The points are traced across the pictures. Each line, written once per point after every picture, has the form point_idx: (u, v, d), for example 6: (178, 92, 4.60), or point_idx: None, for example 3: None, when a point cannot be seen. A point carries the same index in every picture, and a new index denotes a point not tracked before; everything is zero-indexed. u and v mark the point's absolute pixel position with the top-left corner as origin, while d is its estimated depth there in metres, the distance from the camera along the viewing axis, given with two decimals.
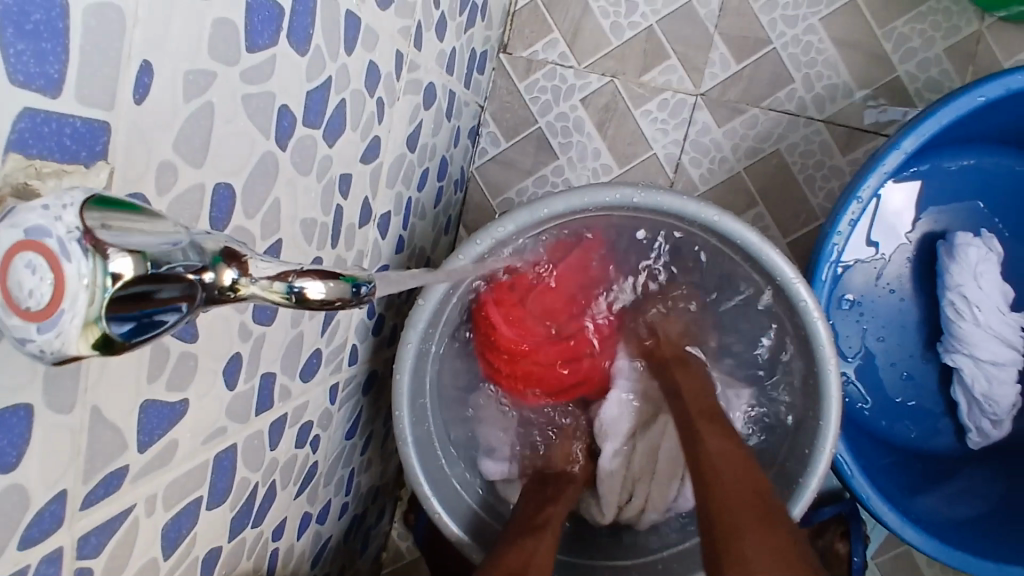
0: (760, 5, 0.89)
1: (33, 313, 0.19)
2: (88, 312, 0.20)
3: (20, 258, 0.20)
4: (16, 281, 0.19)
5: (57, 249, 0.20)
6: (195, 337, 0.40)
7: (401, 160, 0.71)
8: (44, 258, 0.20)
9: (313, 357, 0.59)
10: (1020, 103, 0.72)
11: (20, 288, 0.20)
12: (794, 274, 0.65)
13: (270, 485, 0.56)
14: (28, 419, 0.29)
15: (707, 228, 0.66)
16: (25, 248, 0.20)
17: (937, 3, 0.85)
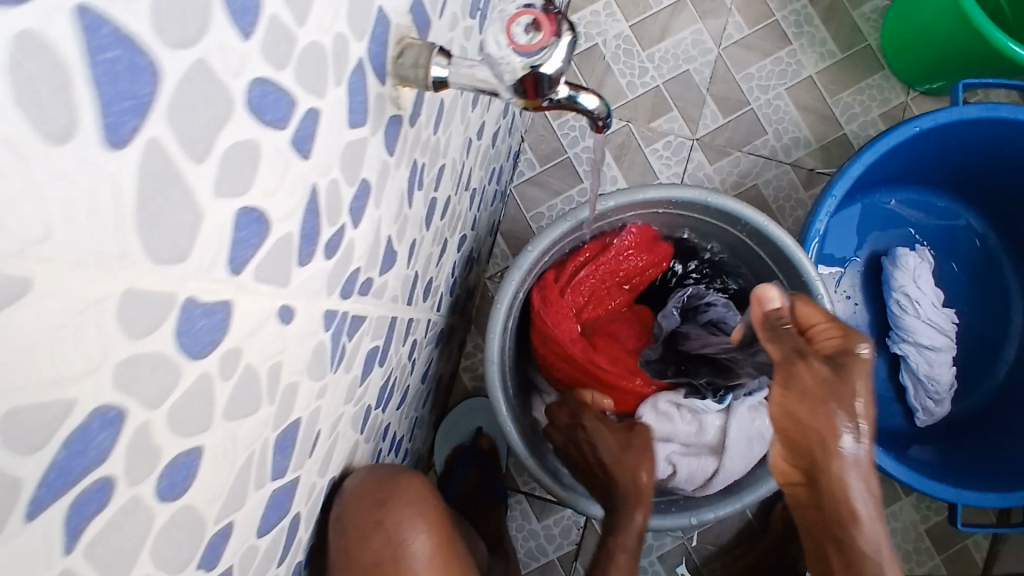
0: (741, 76, 1.17)
1: (515, 46, 0.40)
2: (523, 65, 0.40)
3: (520, 19, 0.40)
4: (516, 29, 0.40)
5: (540, 23, 0.40)
6: (409, 207, 0.57)
7: (487, 150, 0.89)
8: (528, 24, 0.40)
9: (428, 283, 0.76)
10: (943, 140, 0.99)
11: (515, 34, 0.40)
12: (816, 275, 0.84)
13: (393, 377, 0.70)
14: (364, 196, 0.45)
15: (753, 230, 0.86)
16: (524, 16, 0.40)
17: (871, 82, 1.16)
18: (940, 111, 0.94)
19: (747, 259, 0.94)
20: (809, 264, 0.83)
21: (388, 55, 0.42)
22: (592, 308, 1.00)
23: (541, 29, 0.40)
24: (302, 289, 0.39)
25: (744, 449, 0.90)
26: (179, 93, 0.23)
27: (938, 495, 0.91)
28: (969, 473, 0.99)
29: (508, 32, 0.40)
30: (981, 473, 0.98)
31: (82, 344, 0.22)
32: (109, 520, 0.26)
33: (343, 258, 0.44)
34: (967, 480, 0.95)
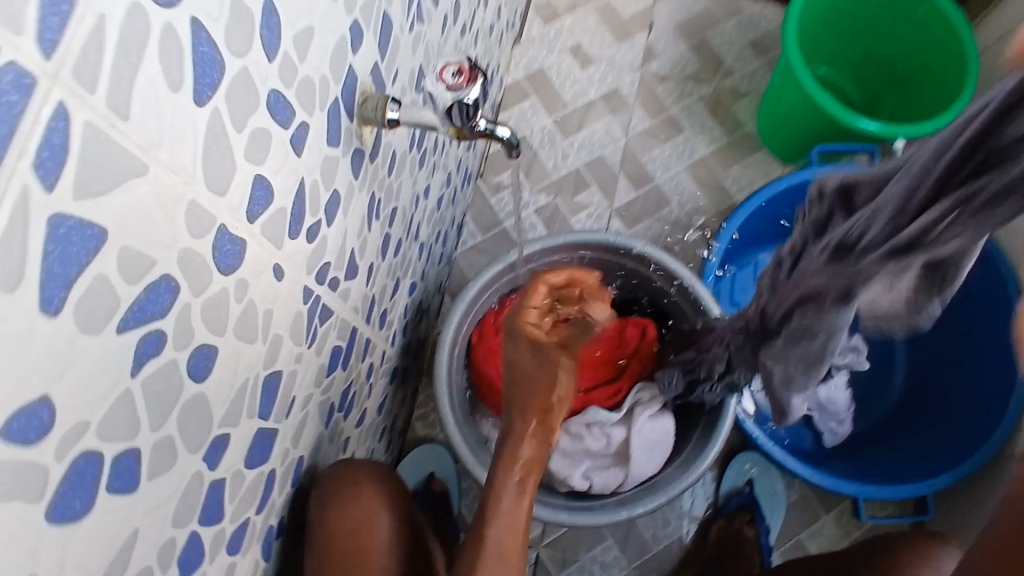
0: (647, 158, 1.40)
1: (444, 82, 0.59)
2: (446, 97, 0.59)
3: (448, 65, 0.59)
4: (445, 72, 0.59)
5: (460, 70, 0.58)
6: (369, 230, 0.72)
7: (432, 210, 1.06)
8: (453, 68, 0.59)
9: (384, 313, 0.88)
10: None
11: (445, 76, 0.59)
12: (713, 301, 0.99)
13: (353, 390, 0.81)
14: (334, 204, 0.59)
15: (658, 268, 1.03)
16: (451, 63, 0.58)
17: (752, 161, 1.40)
18: (801, 171, 1.16)
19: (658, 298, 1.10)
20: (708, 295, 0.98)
21: (356, 100, 0.58)
22: None
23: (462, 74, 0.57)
24: (290, 257, 0.52)
25: (647, 453, 1.01)
26: (231, 84, 0.39)
27: (837, 490, 1.07)
28: (874, 474, 1.14)
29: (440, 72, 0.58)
30: (879, 471, 1.14)
31: (166, 224, 0.35)
32: (160, 367, 0.37)
33: (319, 247, 0.57)
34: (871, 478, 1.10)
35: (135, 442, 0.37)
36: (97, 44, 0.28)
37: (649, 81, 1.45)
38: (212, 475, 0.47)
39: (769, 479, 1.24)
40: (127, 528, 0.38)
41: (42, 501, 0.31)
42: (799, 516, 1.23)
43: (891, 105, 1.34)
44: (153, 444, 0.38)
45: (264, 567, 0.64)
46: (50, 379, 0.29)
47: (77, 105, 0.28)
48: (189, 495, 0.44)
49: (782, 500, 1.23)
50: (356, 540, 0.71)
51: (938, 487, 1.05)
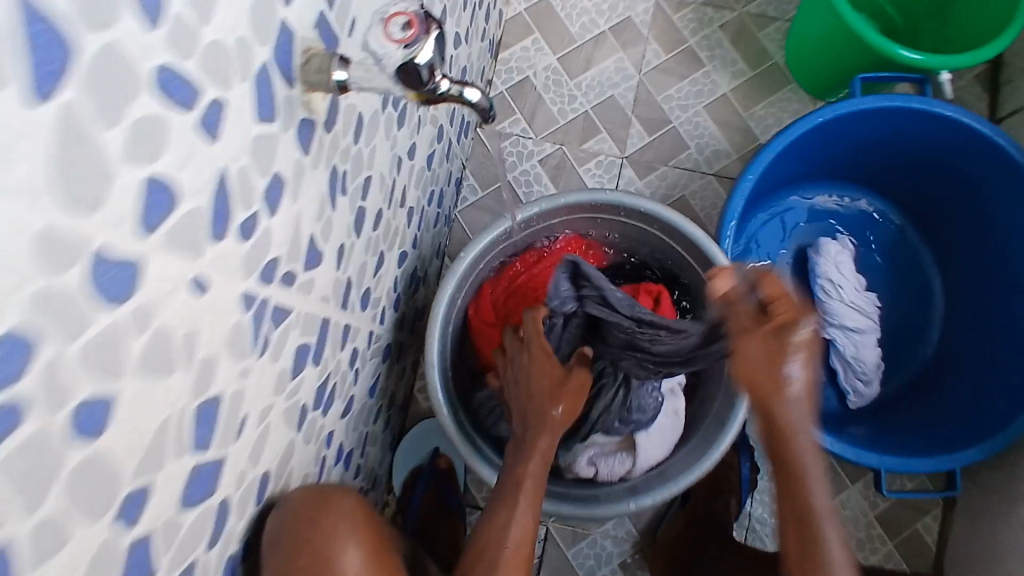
0: (662, 98, 1.26)
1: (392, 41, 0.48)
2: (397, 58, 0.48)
3: (396, 24, 0.49)
4: (393, 29, 0.49)
5: (410, 27, 0.48)
6: (333, 209, 0.63)
7: (422, 171, 0.96)
8: (402, 26, 0.48)
9: (367, 292, 0.81)
10: (844, 131, 1.07)
11: (393, 33, 0.49)
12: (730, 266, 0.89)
13: (334, 384, 0.75)
14: (279, 190, 0.50)
15: (665, 227, 0.92)
16: (399, 21, 0.49)
17: (779, 96, 1.26)
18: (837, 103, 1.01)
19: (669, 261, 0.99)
20: (722, 255, 0.89)
21: (295, 61, 0.48)
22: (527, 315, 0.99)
23: (413, 27, 0.48)
24: (216, 266, 0.43)
25: (656, 439, 0.91)
26: (94, 71, 0.29)
27: (859, 460, 0.97)
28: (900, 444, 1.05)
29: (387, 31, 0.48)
30: (905, 438, 1.06)
31: (7, 266, 0.27)
32: (26, 439, 0.30)
33: (258, 244, 0.49)
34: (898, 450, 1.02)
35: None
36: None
37: (665, 8, 1.29)
38: (133, 532, 0.40)
39: None
40: None
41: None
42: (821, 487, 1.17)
43: (938, 26, 1.17)
44: (30, 529, 0.31)
45: None
46: None
47: None
48: (102, 564, 0.37)
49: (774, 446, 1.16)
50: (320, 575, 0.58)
51: (972, 459, 0.96)
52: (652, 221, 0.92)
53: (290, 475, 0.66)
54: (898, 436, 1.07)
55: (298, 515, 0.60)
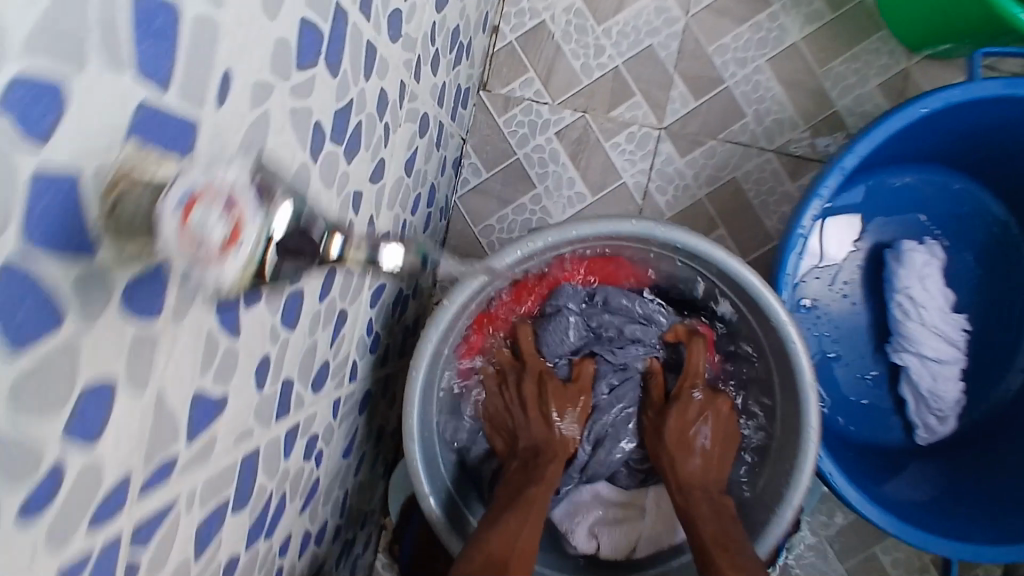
0: (714, 49, 0.99)
1: (222, 245, 0.28)
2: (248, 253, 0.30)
3: (198, 209, 0.27)
4: (207, 221, 0.27)
5: (231, 203, 0.29)
6: (237, 334, 0.44)
7: (399, 183, 0.75)
8: (214, 208, 0.28)
9: (323, 368, 0.64)
10: (951, 117, 0.82)
11: (204, 229, 0.27)
12: (787, 318, 0.72)
13: (281, 495, 0.61)
14: (110, 398, 0.33)
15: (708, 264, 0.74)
16: (196, 201, 0.27)
17: (867, 46, 0.97)
18: (946, 88, 0.76)
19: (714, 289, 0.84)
20: (780, 306, 0.71)
21: (90, 216, 0.28)
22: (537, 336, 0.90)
23: (234, 212, 0.29)
24: None
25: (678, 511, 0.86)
26: None
27: (915, 541, 0.83)
28: (972, 511, 0.89)
29: (194, 230, 0.27)
30: (977, 504, 0.90)
31: None
32: None
33: (78, 492, 0.32)
34: (967, 525, 0.87)
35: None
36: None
37: None
38: None
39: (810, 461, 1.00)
40: None
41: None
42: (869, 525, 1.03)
43: None
44: None
45: None
46: None
47: None
48: None
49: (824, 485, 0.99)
50: None
51: None
52: (693, 255, 0.73)
53: None
54: (969, 498, 0.91)
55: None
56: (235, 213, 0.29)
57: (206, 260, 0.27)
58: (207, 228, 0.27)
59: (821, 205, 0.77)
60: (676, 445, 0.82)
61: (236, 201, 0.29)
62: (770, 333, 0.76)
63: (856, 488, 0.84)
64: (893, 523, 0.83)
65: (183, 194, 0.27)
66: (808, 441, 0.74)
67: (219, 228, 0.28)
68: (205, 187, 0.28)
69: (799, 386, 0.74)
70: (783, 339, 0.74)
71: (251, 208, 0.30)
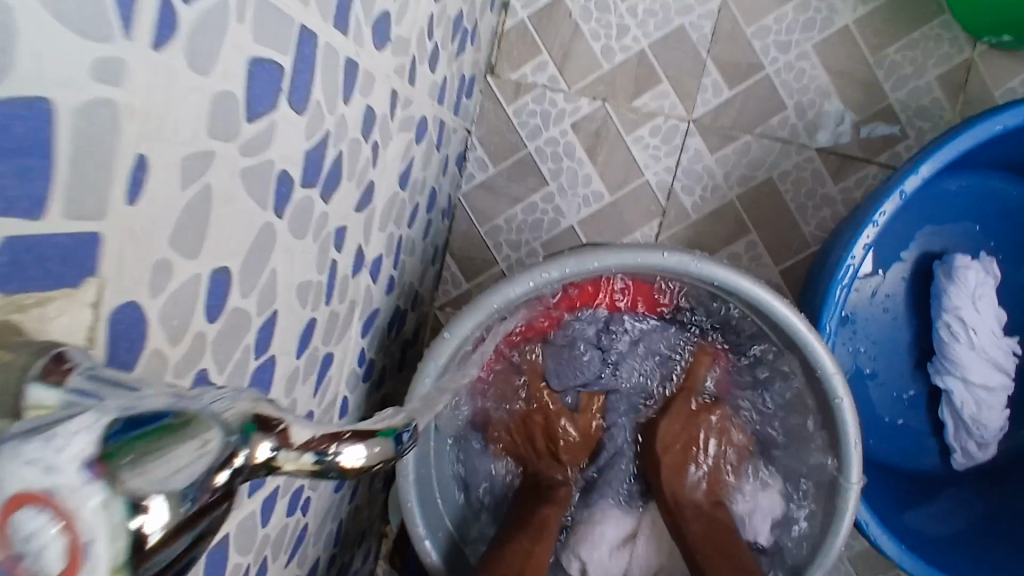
0: (753, 30, 0.87)
1: None
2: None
3: (21, 513, 0.17)
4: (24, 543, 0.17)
5: (65, 509, 0.17)
6: None
7: (393, 200, 0.67)
8: (42, 518, 0.17)
9: (308, 420, 0.57)
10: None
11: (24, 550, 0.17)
12: (836, 369, 0.63)
13: (263, 560, 0.56)
14: None
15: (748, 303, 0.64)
16: (25, 501, 0.17)
17: (929, 30, 0.85)
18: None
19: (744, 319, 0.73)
20: (826, 354, 0.63)
21: None
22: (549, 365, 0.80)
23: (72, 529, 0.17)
24: None
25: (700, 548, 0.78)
26: None
27: None
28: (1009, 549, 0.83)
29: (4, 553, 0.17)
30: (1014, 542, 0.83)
31: None
32: None
33: None
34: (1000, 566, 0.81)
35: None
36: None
37: None
38: None
39: None
40: None
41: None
42: None
43: None
44: None
45: None
46: None
47: None
48: None
49: None
50: None
51: None
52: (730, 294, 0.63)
53: None
54: (1001, 535, 0.85)
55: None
56: (75, 519, 0.17)
57: None
58: (34, 552, 0.17)
59: (876, 232, 0.69)
60: (672, 469, 0.78)
61: (72, 507, 0.17)
62: (813, 383, 0.67)
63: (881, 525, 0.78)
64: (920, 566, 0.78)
65: (6, 492, 0.17)
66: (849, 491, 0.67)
67: (52, 548, 0.17)
68: (40, 480, 0.17)
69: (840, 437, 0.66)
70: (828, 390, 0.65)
71: (117, 508, 0.17)
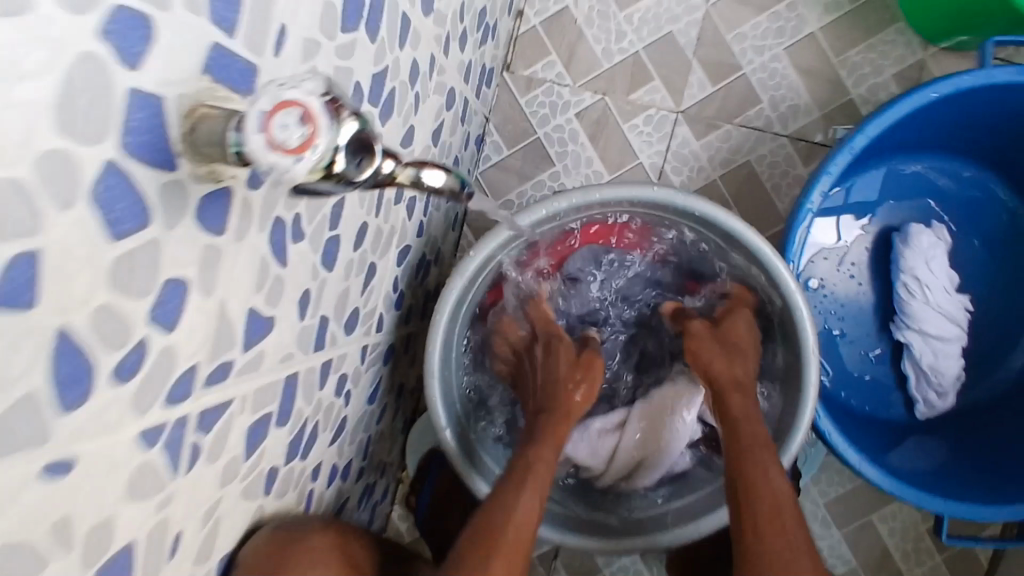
0: (732, 36, 1.03)
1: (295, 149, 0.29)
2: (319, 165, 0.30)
3: (283, 113, 0.29)
4: (281, 127, 0.29)
5: (306, 112, 0.30)
6: (284, 263, 0.50)
7: (426, 152, 0.81)
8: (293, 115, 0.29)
9: (354, 314, 0.70)
10: (967, 101, 0.84)
11: (283, 132, 0.29)
12: (796, 287, 0.75)
13: (315, 424, 0.67)
14: (181, 296, 0.39)
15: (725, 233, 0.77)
16: (282, 108, 0.29)
17: (884, 37, 1.00)
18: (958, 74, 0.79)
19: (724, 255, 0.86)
20: (788, 273, 0.75)
21: (175, 137, 0.34)
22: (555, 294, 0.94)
23: (313, 122, 0.30)
24: (81, 434, 0.34)
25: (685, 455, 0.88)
26: None
27: (925, 506, 0.84)
28: (973, 479, 0.91)
29: (271, 130, 0.29)
30: (977, 474, 0.92)
31: None
32: None
33: (156, 370, 0.38)
34: (970, 488, 0.88)
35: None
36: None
37: None
38: None
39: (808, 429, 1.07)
40: None
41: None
42: (871, 495, 1.07)
43: None
44: None
45: None
46: None
47: None
48: None
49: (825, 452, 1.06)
50: None
51: None
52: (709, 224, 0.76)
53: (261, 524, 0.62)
54: (966, 469, 0.94)
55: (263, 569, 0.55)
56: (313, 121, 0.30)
57: (274, 158, 0.29)
58: (286, 133, 0.29)
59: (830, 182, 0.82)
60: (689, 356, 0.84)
61: (314, 112, 0.30)
62: (779, 302, 0.79)
63: (860, 451, 0.85)
64: (903, 488, 0.84)
65: (272, 101, 0.29)
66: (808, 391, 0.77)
67: (296, 133, 0.29)
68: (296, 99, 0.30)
69: (802, 349, 0.77)
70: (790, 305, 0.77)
71: (335, 119, 0.31)
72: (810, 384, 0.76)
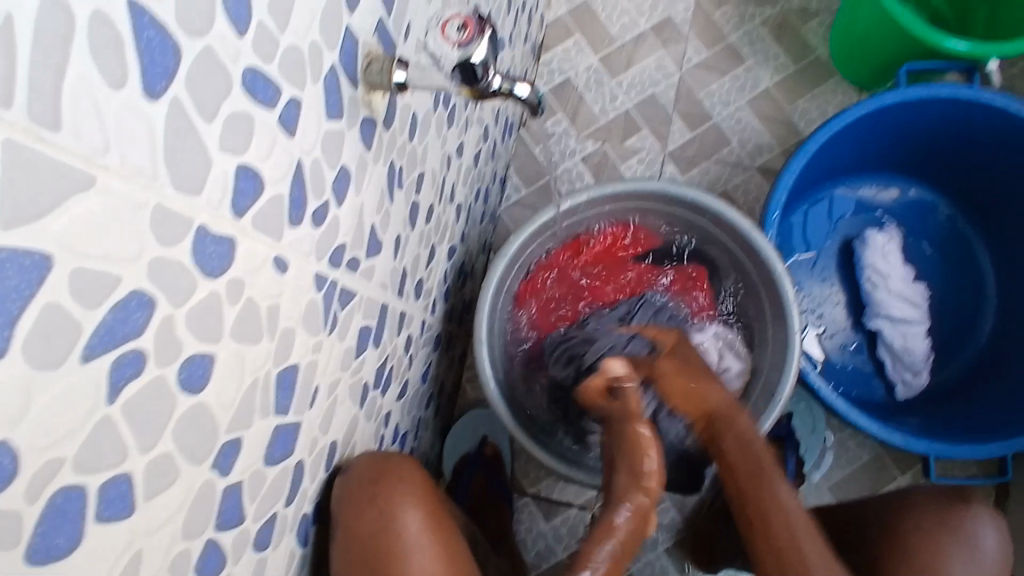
0: (703, 94, 1.28)
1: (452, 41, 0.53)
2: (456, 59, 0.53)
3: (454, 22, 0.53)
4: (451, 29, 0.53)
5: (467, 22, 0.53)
6: (391, 201, 0.67)
7: (470, 169, 1.01)
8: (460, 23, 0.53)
9: (420, 282, 0.86)
10: (892, 117, 1.07)
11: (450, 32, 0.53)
12: (773, 253, 0.91)
13: (391, 366, 0.81)
14: (345, 181, 0.55)
15: (713, 215, 0.95)
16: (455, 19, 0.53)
17: (823, 90, 1.26)
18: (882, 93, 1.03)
19: (715, 246, 1.01)
20: (767, 244, 0.91)
21: (358, 66, 0.52)
22: (573, 290, 1.08)
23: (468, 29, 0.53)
24: (294, 247, 0.48)
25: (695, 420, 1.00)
26: (195, 69, 0.34)
27: (907, 447, 0.97)
28: (950, 435, 1.04)
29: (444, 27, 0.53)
30: (954, 432, 1.05)
31: (128, 237, 0.32)
32: (144, 387, 0.36)
33: (329, 230, 0.54)
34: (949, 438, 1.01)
35: (80, 479, 0.33)
36: (9, 34, 0.24)
37: (705, 6, 1.30)
38: (225, 480, 0.47)
39: (810, 418, 1.19)
40: (128, 550, 0.38)
41: (19, 545, 0.30)
42: (866, 478, 1.18)
43: (978, 22, 1.19)
44: (146, 465, 0.38)
45: (301, 554, 0.66)
46: (6, 427, 0.28)
47: (32, 143, 0.26)
48: (201, 504, 0.44)
49: (823, 439, 1.19)
50: (376, 545, 0.68)
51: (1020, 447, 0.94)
52: (699, 208, 0.95)
53: (353, 448, 0.74)
54: (944, 431, 1.07)
55: (364, 479, 0.69)
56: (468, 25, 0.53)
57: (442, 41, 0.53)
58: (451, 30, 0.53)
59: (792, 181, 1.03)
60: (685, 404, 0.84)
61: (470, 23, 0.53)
62: (762, 271, 0.94)
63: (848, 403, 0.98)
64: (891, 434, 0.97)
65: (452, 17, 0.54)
66: (794, 340, 0.90)
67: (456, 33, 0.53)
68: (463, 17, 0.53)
69: (784, 304, 0.92)
70: (771, 270, 0.92)
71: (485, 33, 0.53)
72: (795, 333, 0.90)
